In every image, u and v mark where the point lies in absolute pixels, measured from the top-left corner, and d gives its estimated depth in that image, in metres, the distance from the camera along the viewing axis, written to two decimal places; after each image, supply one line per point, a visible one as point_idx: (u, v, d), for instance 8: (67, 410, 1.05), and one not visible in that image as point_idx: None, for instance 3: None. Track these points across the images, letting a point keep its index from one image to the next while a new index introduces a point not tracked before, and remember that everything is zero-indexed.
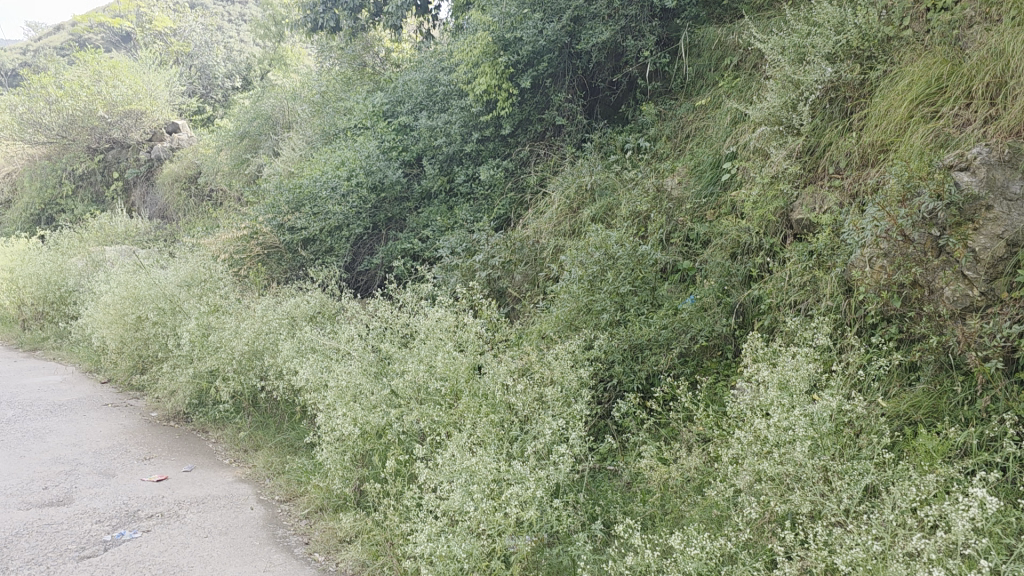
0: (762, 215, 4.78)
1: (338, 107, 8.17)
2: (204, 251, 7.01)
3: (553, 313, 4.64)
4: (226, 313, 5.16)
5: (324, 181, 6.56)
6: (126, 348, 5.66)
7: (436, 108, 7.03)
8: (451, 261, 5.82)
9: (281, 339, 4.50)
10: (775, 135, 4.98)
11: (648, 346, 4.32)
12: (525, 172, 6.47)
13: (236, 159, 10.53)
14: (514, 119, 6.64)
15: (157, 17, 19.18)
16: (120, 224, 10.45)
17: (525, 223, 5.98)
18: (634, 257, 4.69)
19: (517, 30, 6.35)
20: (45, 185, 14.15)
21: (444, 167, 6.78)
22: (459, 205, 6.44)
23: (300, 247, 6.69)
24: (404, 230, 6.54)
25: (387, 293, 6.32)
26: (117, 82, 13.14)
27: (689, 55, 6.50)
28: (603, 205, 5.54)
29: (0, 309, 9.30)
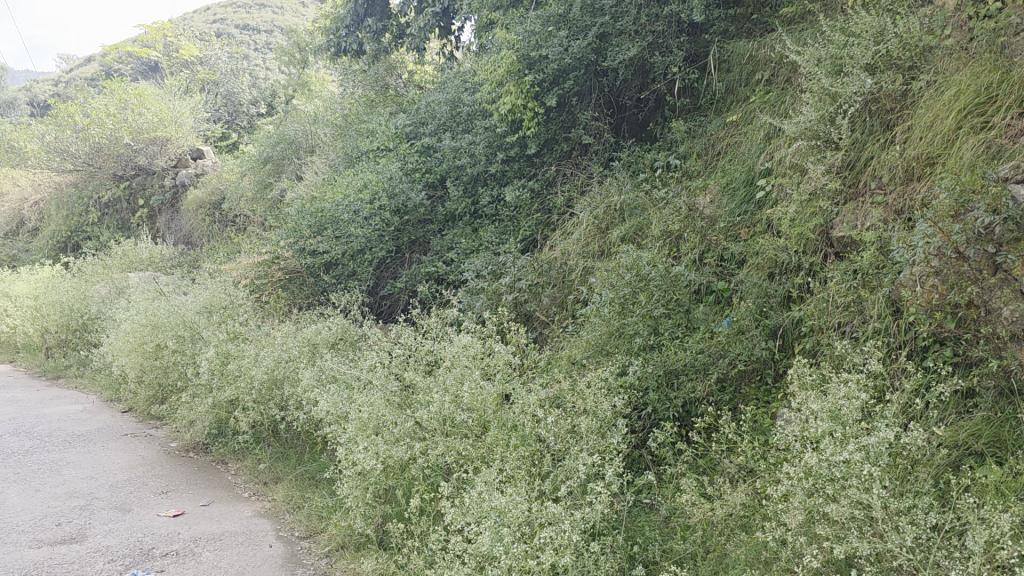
0: (800, 233, 4.58)
1: (361, 130, 8.08)
2: (225, 277, 6.90)
3: (583, 337, 4.46)
4: (246, 340, 5.03)
5: (346, 205, 6.44)
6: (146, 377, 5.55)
7: (460, 129, 6.91)
8: (476, 285, 5.66)
9: (302, 366, 4.35)
10: (812, 150, 4.78)
11: (684, 371, 4.11)
12: (551, 192, 6.31)
13: (260, 184, 10.48)
14: (540, 138, 6.49)
15: (183, 45, 19.33)
16: (143, 250, 10.41)
17: (552, 245, 5.81)
18: (668, 278, 4.50)
19: (541, 48, 6.23)
20: (71, 213, 14.20)
21: (469, 189, 6.63)
22: (484, 227, 6.29)
23: (322, 271, 6.50)
24: (428, 253, 6.40)
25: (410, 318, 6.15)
26: (143, 109, 13.21)
27: (719, 71, 6.34)
28: (632, 225, 5.35)
29: (24, 337, 9.27)
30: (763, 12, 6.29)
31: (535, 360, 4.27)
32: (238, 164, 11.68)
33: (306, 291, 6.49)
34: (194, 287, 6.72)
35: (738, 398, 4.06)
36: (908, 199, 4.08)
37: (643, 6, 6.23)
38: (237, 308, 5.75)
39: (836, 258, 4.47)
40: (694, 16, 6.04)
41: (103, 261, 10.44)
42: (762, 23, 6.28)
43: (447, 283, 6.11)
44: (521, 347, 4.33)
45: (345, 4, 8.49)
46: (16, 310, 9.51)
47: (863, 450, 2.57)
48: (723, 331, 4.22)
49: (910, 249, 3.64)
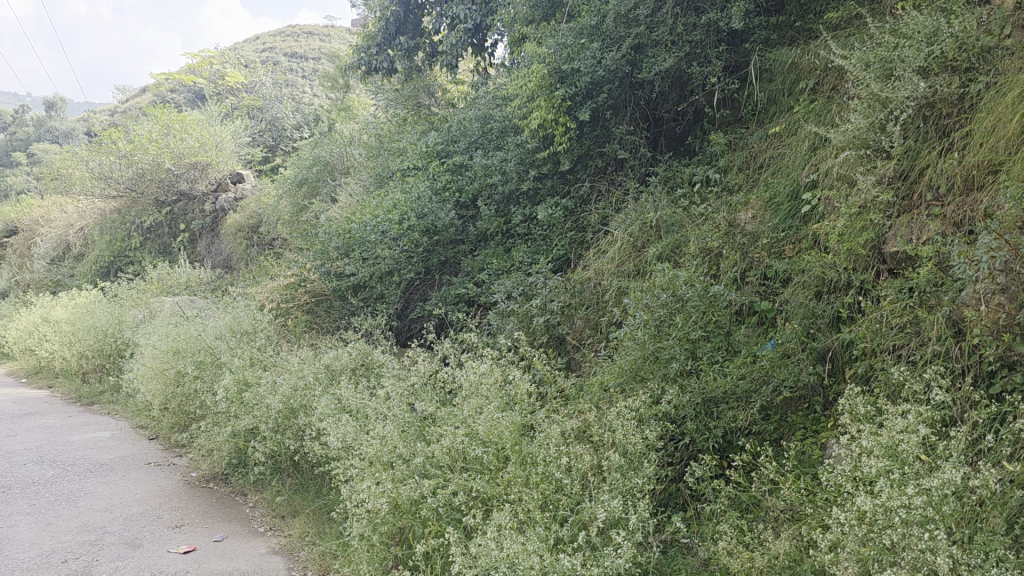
0: (849, 249, 4.27)
1: (392, 149, 7.93)
2: (253, 301, 6.76)
3: (615, 362, 4.18)
4: (266, 366, 4.85)
5: (374, 225, 6.26)
6: (168, 404, 5.41)
7: (492, 146, 6.71)
8: (506, 307, 5.42)
9: (318, 394, 4.16)
10: (861, 160, 4.48)
11: (724, 399, 3.80)
12: (585, 210, 6.05)
13: (296, 207, 10.41)
14: (573, 154, 6.25)
15: (229, 73, 19.56)
16: (181, 274, 10.39)
17: (586, 264, 5.55)
18: (706, 298, 4.21)
19: (574, 60, 6.00)
20: (114, 238, 14.33)
21: (501, 208, 6.41)
22: (516, 247, 6.05)
23: (350, 294, 6.34)
24: (458, 274, 6.19)
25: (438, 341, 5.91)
26: (184, 135, 13.33)
27: (760, 81, 6.05)
28: (669, 242, 5.06)
29: (61, 363, 9.26)
30: (806, 19, 6.00)
31: (564, 388, 4.01)
32: (275, 187, 11.65)
33: (333, 314, 6.30)
34: (222, 312, 6.59)
35: (784, 427, 3.82)
36: (968, 210, 3.76)
37: (680, 15, 5.98)
38: (261, 333, 5.60)
39: (888, 275, 4.16)
40: (733, 24, 5.77)
41: (140, 285, 10.44)
42: (806, 30, 5.99)
43: (478, 306, 5.88)
44: (549, 373, 4.07)
45: (377, 23, 8.35)
46: (54, 335, 9.53)
47: (925, 494, 2.25)
48: (767, 355, 3.92)
49: (973, 264, 3.32)
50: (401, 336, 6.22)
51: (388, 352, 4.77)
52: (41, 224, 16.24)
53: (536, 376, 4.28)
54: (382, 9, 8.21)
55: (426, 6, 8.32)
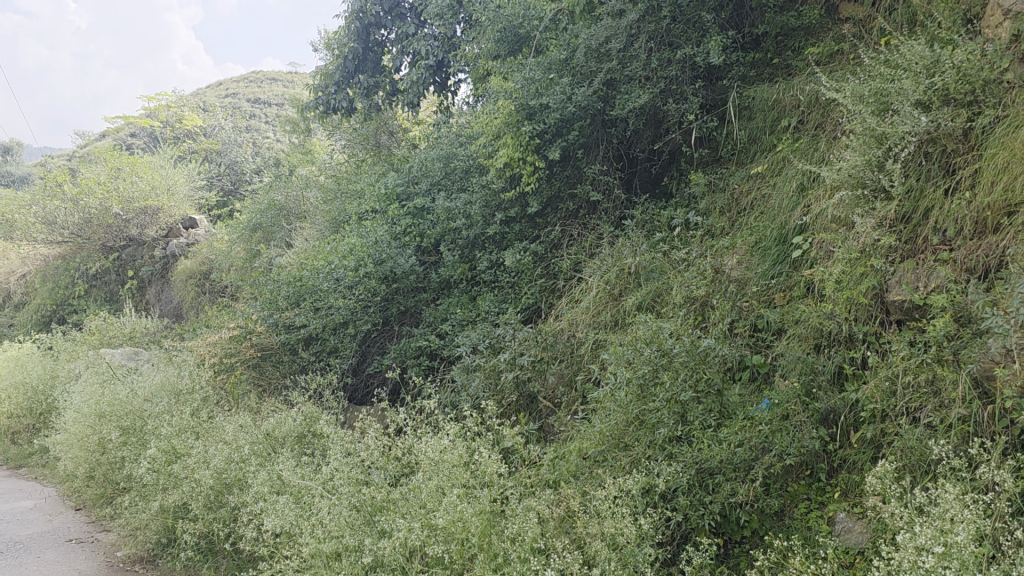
0: (848, 297, 3.90)
1: (349, 190, 7.42)
2: (194, 355, 6.18)
3: (596, 426, 3.73)
4: (200, 433, 4.30)
5: (327, 272, 5.75)
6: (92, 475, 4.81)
7: (455, 188, 6.27)
8: (474, 363, 4.95)
9: (255, 471, 3.60)
10: (858, 200, 4.12)
11: (721, 469, 3.35)
12: (556, 255, 5.62)
13: (249, 252, 9.88)
14: (542, 196, 5.84)
15: (186, 116, 18.99)
16: (124, 325, 9.77)
17: (558, 313, 5.10)
18: (695, 355, 3.75)
19: (543, 96, 5.62)
20: (57, 286, 13.59)
21: (466, 253, 5.95)
22: (481, 296, 5.60)
23: (301, 347, 5.75)
24: (419, 324, 5.71)
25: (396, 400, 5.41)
26: (135, 178, 12.81)
27: (740, 119, 5.74)
28: (650, 290, 4.62)
29: None
30: (784, 56, 5.75)
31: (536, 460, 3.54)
32: (228, 231, 11.14)
33: (283, 370, 5.70)
34: (159, 368, 5.98)
35: (786, 497, 3.45)
36: (984, 255, 3.39)
37: (654, 50, 5.65)
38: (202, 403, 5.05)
39: (891, 326, 3.79)
40: (710, 59, 5.45)
41: (81, 336, 9.75)
42: (785, 67, 5.71)
43: (442, 362, 5.39)
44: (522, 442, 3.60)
45: (334, 60, 7.92)
46: None
47: None
48: (766, 419, 3.48)
49: (1003, 316, 2.92)
50: (356, 395, 5.68)
51: (339, 416, 4.25)
52: None
53: (506, 445, 3.79)
54: (339, 46, 7.81)
55: (386, 43, 8.00)
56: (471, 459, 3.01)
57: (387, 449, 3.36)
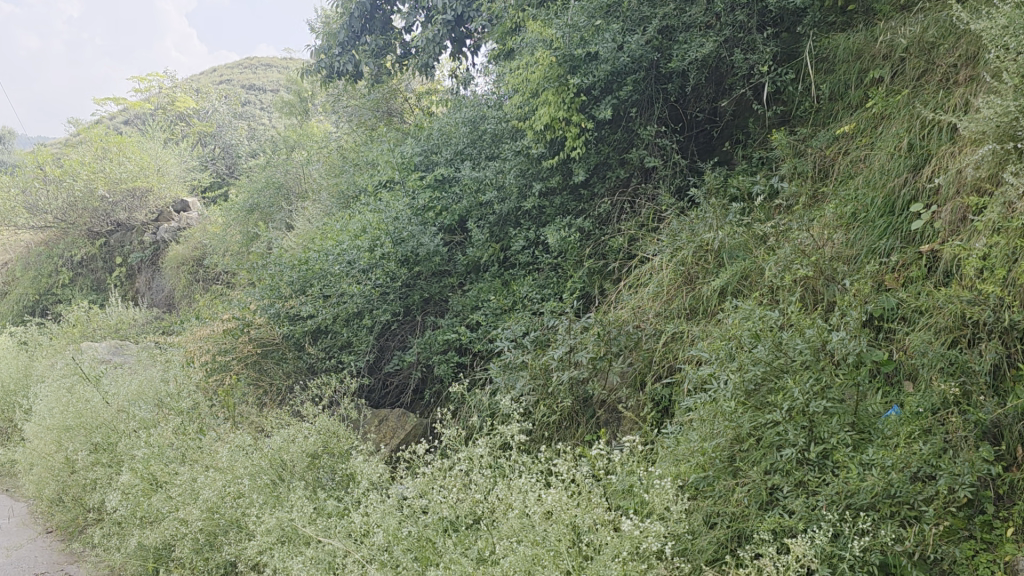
0: (1005, 277, 3.06)
1: (357, 162, 6.55)
2: (184, 352, 5.34)
3: (695, 444, 2.91)
4: (192, 459, 3.48)
5: (337, 254, 4.89)
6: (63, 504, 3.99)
7: (483, 157, 5.42)
8: (518, 361, 4.14)
9: (263, 514, 2.79)
10: (1005, 158, 3.27)
11: (873, 505, 2.52)
12: (606, 231, 4.82)
13: (245, 235, 9.04)
14: (588, 162, 4.98)
15: (178, 96, 18.03)
16: (110, 315, 8.94)
17: (615, 300, 4.29)
18: (820, 353, 2.91)
19: (590, 43, 4.72)
20: (40, 274, 12.71)
21: (497, 232, 5.14)
22: (518, 280, 4.83)
23: (309, 342, 4.88)
24: (446, 314, 4.92)
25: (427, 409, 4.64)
26: (122, 158, 11.92)
27: (817, 72, 4.90)
28: (735, 271, 3.76)
29: None
30: None
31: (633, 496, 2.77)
32: (223, 213, 10.32)
33: (288, 367, 4.85)
34: (141, 370, 5.14)
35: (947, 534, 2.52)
36: None
37: None
38: (192, 414, 4.22)
39: None
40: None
41: (62, 329, 8.92)
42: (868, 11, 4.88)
43: (474, 361, 4.62)
44: (604, 468, 2.81)
45: (339, 17, 7.05)
46: None
47: None
48: (920, 435, 2.62)
49: None
50: (376, 397, 4.90)
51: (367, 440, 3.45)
52: None
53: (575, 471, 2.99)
54: (344, 1, 6.94)
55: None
56: (561, 516, 2.22)
57: (436, 491, 2.57)
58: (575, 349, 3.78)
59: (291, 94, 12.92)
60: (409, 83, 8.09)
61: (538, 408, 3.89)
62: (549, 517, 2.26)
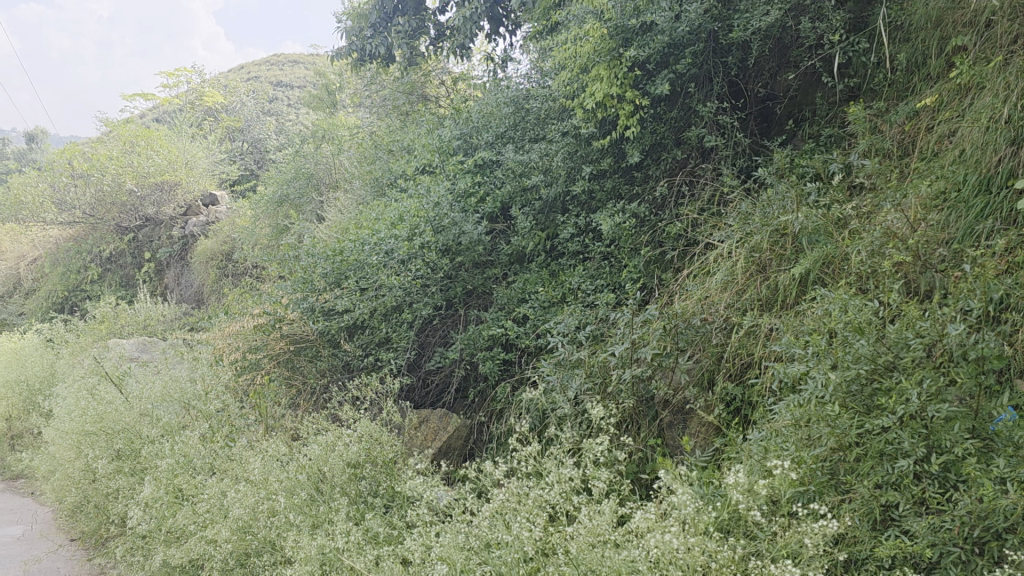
0: None
1: (391, 148, 6.24)
2: (214, 349, 5.06)
3: (787, 453, 2.54)
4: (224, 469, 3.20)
5: (374, 243, 4.57)
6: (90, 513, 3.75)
7: (527, 139, 5.08)
8: (573, 357, 3.81)
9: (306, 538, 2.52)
10: None
11: (1013, 527, 2.07)
12: (663, 217, 4.47)
13: (275, 228, 8.78)
14: (642, 142, 4.61)
15: (205, 90, 17.85)
16: (138, 311, 8.72)
17: (676, 291, 3.93)
18: (934, 348, 2.52)
19: (645, 12, 4.34)
20: (68, 270, 12.57)
21: (545, 218, 4.82)
22: (568, 271, 4.51)
23: (345, 338, 4.58)
24: (490, 307, 4.60)
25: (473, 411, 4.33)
26: (150, 151, 11.72)
27: (892, 41, 4.50)
28: (815, 257, 3.39)
29: None
30: None
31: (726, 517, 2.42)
32: (252, 206, 10.07)
33: (322, 365, 4.54)
34: (169, 367, 4.87)
35: None
36: None
37: None
38: (222, 416, 3.93)
39: None
40: None
41: (89, 325, 8.70)
42: None
43: (521, 358, 4.33)
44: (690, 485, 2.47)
45: None
46: None
47: None
48: None
49: None
50: (418, 397, 4.60)
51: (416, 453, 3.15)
52: None
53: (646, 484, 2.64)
54: None
55: None
56: (671, 557, 1.90)
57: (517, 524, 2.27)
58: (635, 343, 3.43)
59: (320, 85, 12.64)
60: (445, 66, 7.73)
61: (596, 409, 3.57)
62: (660, 561, 1.93)
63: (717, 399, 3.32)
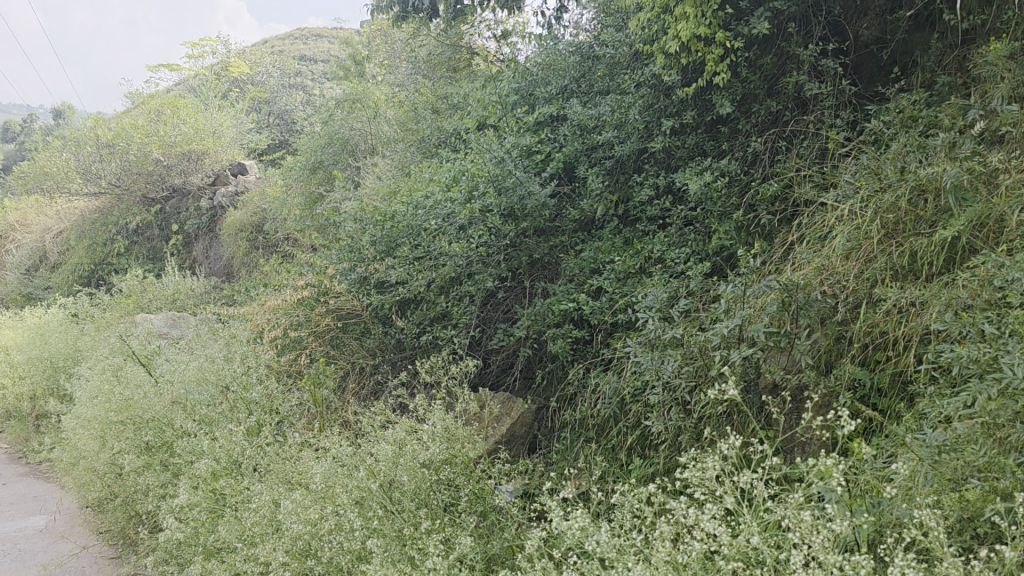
0: None
1: (439, 109, 5.75)
2: (252, 325, 4.65)
3: (977, 457, 2.01)
4: (280, 474, 2.84)
5: (429, 208, 4.08)
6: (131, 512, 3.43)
7: (596, 92, 4.56)
8: (664, 336, 3.33)
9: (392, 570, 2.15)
10: None
11: None
12: (756, 176, 3.95)
13: (308, 196, 8.32)
14: (732, 91, 4.07)
15: (232, 61, 17.39)
16: (167, 285, 8.32)
17: (782, 258, 3.42)
18: None
19: None
20: (95, 242, 12.22)
21: (617, 178, 4.30)
22: (647, 238, 4.01)
23: (397, 313, 4.15)
24: (558, 278, 4.11)
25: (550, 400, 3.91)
26: (177, 120, 11.31)
27: None
28: (966, 216, 2.83)
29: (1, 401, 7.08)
30: None
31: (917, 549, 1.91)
32: (283, 175, 9.62)
33: (371, 344, 4.20)
34: (204, 346, 4.47)
35: None
36: None
37: None
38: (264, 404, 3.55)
39: None
40: None
41: (115, 300, 8.32)
42: None
43: (595, 336, 3.86)
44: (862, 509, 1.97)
45: None
46: None
47: None
48: None
49: None
50: (482, 383, 4.20)
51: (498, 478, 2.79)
52: (17, 230, 14.00)
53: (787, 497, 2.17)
54: None
55: None
56: None
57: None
58: (741, 323, 2.95)
59: (351, 50, 12.10)
60: (495, 28, 6.86)
61: (691, 397, 3.13)
62: None
63: (838, 386, 2.83)
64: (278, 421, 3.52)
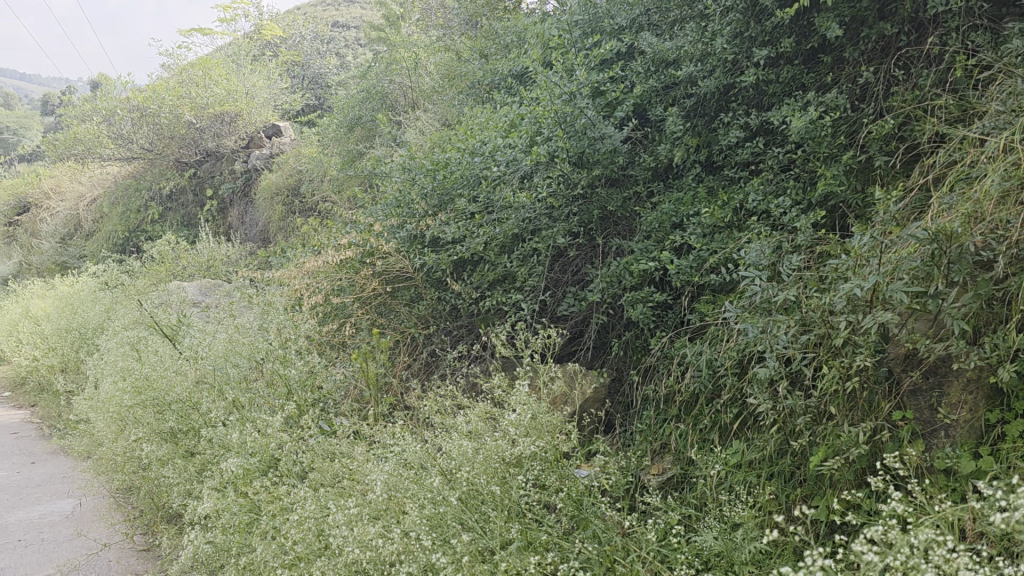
0: None
1: (489, 52, 5.22)
2: (290, 290, 4.24)
3: None
4: (338, 470, 2.57)
5: (489, 153, 3.61)
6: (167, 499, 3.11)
7: (673, 20, 3.99)
8: (771, 298, 2.83)
9: None
10: None
11: None
12: (867, 111, 3.38)
13: (347, 154, 7.87)
14: (838, 12, 3.48)
15: (264, 23, 16.91)
16: (201, 251, 7.97)
17: (912, 203, 2.87)
18: None
19: None
20: (129, 209, 11.91)
21: (699, 119, 3.77)
22: (738, 185, 3.48)
23: (453, 275, 3.70)
24: (634, 234, 3.61)
25: (633, 375, 3.44)
26: (209, 81, 10.88)
27: None
28: None
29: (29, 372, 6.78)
30: None
31: None
32: (319, 134, 9.16)
33: (423, 312, 3.83)
34: (239, 315, 4.08)
35: None
36: None
37: None
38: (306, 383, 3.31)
39: None
40: None
41: (147, 267, 7.99)
42: None
43: (681, 300, 3.37)
44: None
45: None
46: (26, 336, 7.08)
47: None
48: None
49: None
50: (561, 357, 3.76)
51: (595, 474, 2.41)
52: (51, 198, 13.81)
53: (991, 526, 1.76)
54: None
55: None
56: None
57: None
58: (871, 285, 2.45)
59: (387, 5, 11.54)
60: None
61: (807, 372, 2.67)
62: None
63: (996, 357, 2.32)
64: (322, 404, 3.23)
